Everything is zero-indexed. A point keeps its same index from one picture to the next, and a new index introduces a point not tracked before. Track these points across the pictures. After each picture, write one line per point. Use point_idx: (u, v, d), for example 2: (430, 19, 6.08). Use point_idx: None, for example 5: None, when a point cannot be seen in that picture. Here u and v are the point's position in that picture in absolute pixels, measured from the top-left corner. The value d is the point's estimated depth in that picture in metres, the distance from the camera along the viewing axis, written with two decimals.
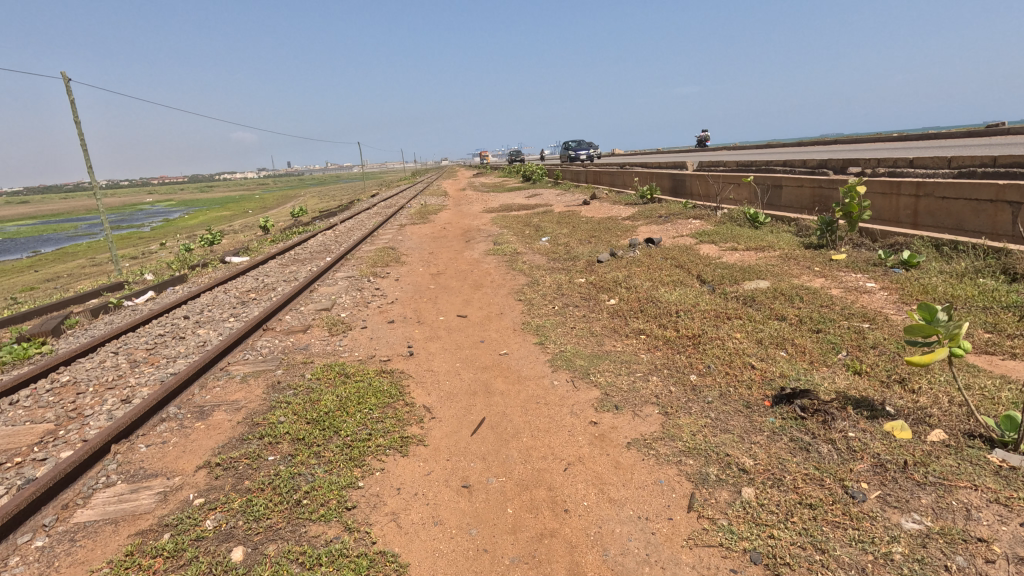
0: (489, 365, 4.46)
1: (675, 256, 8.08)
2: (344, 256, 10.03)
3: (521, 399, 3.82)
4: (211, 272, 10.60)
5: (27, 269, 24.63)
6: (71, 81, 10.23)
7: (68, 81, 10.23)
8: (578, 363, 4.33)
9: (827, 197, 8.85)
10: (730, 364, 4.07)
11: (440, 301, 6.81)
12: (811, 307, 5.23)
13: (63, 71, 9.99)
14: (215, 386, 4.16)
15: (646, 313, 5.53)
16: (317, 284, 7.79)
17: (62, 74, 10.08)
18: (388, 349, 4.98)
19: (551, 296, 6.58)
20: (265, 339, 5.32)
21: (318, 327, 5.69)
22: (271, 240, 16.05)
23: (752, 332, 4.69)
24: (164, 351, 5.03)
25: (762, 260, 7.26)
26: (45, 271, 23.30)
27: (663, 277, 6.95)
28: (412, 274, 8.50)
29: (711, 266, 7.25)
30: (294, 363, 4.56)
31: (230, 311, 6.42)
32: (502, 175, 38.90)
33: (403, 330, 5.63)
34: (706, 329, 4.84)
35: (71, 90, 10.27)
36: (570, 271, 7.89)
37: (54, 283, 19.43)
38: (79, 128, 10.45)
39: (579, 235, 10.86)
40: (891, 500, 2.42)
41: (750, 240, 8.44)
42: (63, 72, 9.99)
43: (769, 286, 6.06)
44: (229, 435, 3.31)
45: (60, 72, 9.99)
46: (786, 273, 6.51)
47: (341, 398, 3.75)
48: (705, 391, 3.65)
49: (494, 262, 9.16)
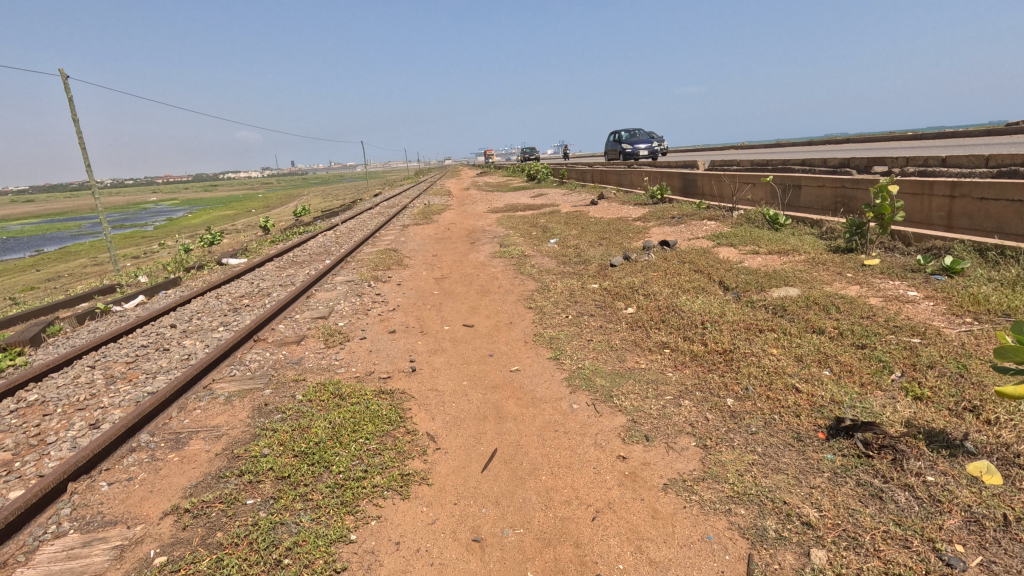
0: (500, 385, 4.02)
1: (693, 260, 7.62)
2: (344, 258, 9.61)
3: (537, 425, 3.39)
4: (206, 274, 10.19)
5: (28, 267, 24.33)
6: (67, 78, 10.41)
7: (65, 78, 10.40)
8: (599, 383, 3.89)
9: (852, 198, 8.38)
10: (772, 385, 3.63)
11: (444, 308, 6.38)
12: (850, 318, 4.78)
13: (59, 69, 10.16)
14: (195, 408, 3.75)
15: (670, 325, 5.09)
16: (314, 289, 7.39)
17: (61, 72, 9.73)
18: (388, 364, 4.55)
19: (564, 303, 6.14)
20: (255, 351, 4.91)
21: (313, 338, 5.26)
22: (271, 241, 15.66)
23: (790, 347, 4.25)
24: (144, 365, 4.61)
25: (787, 265, 6.82)
26: (45, 270, 22.96)
27: (683, 283, 6.51)
28: (415, 278, 8.10)
29: (734, 272, 6.78)
30: (285, 380, 4.14)
31: (220, 319, 6.01)
32: (510, 173, 38.00)
33: (405, 341, 5.21)
34: (738, 343, 4.39)
35: (68, 86, 10.41)
36: (582, 276, 7.44)
37: (53, 283, 19.10)
38: (75, 124, 10.60)
39: (589, 237, 10.43)
40: (997, 569, 1.97)
41: (771, 243, 8.00)
42: (58, 69, 10.17)
43: (800, 294, 5.60)
44: (205, 471, 2.89)
45: (57, 70, 10.18)
46: (816, 279, 6.05)
47: (334, 425, 3.33)
48: (747, 420, 3.21)
49: (501, 265, 8.76)
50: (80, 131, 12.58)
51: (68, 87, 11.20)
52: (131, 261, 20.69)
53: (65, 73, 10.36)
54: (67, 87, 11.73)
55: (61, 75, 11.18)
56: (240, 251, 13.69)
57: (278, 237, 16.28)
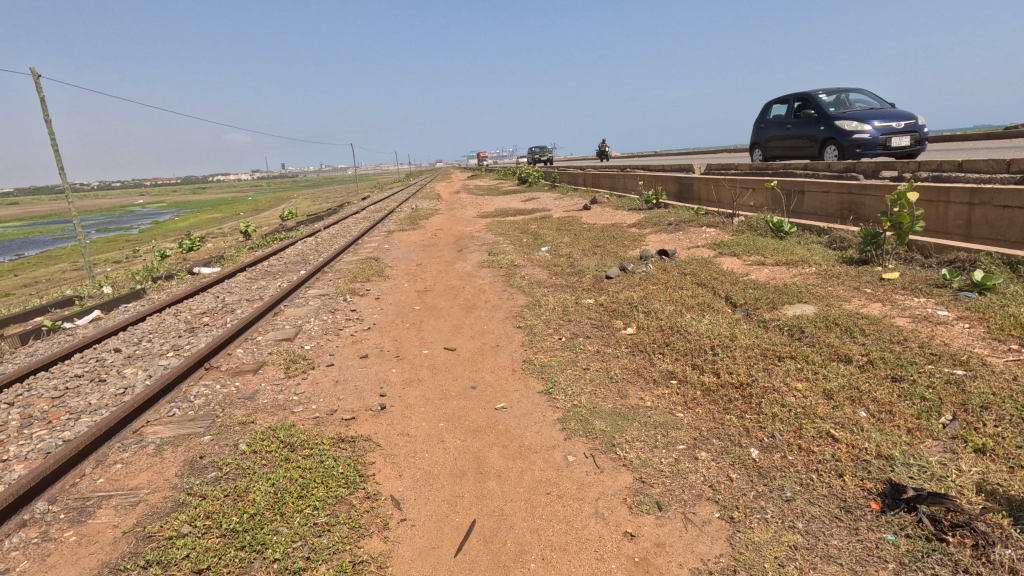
0: (482, 428, 3.44)
1: (694, 272, 7.08)
2: (321, 269, 8.96)
3: (526, 487, 2.80)
4: (173, 285, 9.49)
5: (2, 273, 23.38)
6: (36, 74, 9.86)
7: (33, 75, 9.84)
8: (599, 427, 3.31)
9: (862, 205, 7.90)
10: (803, 432, 3.07)
11: (425, 327, 5.79)
12: (879, 344, 4.23)
13: (28, 67, 9.59)
14: (115, 462, 3.12)
15: (677, 352, 4.51)
16: (284, 305, 6.76)
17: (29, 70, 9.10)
18: (355, 399, 3.96)
19: (557, 322, 5.57)
20: (203, 384, 4.27)
21: (273, 366, 4.65)
22: (251, 247, 15.00)
23: (817, 381, 3.69)
24: (70, 402, 3.97)
25: (797, 278, 6.29)
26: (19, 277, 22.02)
27: (686, 298, 5.96)
28: (396, 291, 7.51)
29: (741, 286, 6.23)
30: (230, 422, 3.52)
31: (172, 341, 5.36)
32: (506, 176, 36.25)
33: (377, 368, 4.61)
34: (757, 374, 3.84)
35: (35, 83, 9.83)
36: (576, 290, 6.85)
37: (26, 289, 18.25)
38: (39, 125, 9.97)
39: (583, 246, 9.88)
40: None
41: (777, 253, 7.49)
42: (27, 68, 9.59)
43: (816, 313, 5.06)
44: (104, 559, 2.28)
45: (26, 68, 9.60)
46: (831, 296, 5.52)
47: (276, 489, 2.72)
48: (780, 481, 2.65)
49: (489, 276, 8.17)
50: (50, 131, 11.92)
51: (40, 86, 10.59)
52: (110, 266, 20.03)
53: (35, 72, 9.83)
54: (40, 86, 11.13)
55: (34, 74, 10.63)
56: (218, 258, 13.03)
57: (258, 244, 15.60)
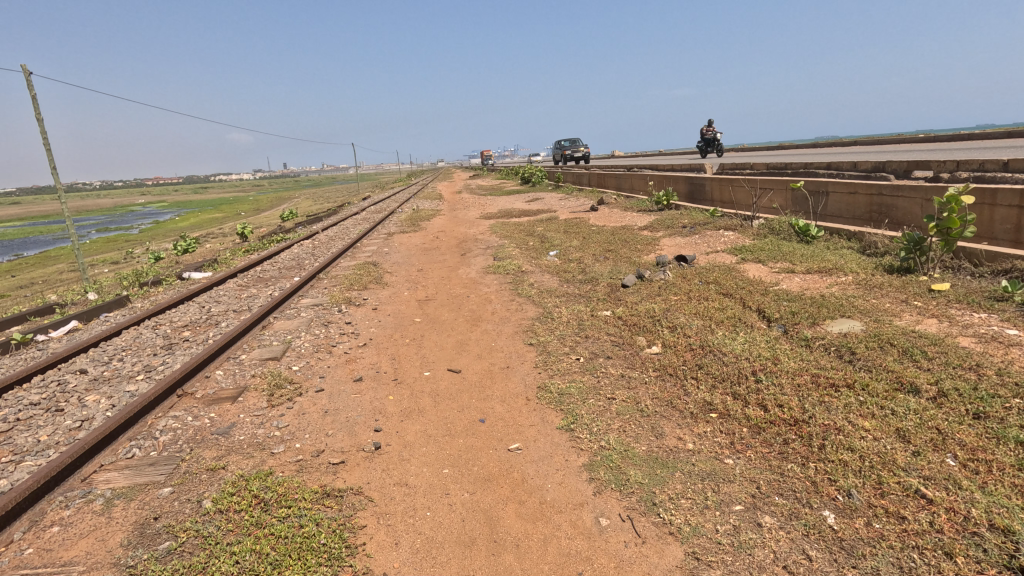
0: (495, 478, 2.90)
1: (718, 281, 6.54)
2: (316, 275, 8.41)
3: (550, 567, 2.25)
4: (160, 292, 8.96)
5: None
6: (33, 73, 9.60)
7: (31, 73, 9.58)
8: (635, 479, 2.78)
9: (894, 207, 7.39)
10: (886, 491, 2.52)
11: (425, 344, 5.25)
12: (948, 370, 3.67)
13: (25, 64, 9.33)
14: (52, 524, 2.58)
15: (714, 378, 3.97)
16: (273, 317, 6.21)
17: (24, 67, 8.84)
18: (346, 436, 3.43)
19: (573, 339, 5.02)
20: (173, 415, 3.73)
21: (255, 392, 4.11)
22: (246, 249, 14.45)
23: (888, 419, 3.13)
24: (17, 439, 3.45)
25: (833, 289, 5.74)
26: (21, 276, 21.66)
27: (714, 311, 5.40)
28: (395, 300, 6.98)
29: (773, 298, 5.68)
30: (195, 468, 2.99)
31: (147, 360, 4.83)
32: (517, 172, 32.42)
33: (372, 396, 4.07)
34: (814, 410, 3.29)
35: (33, 82, 9.56)
36: (591, 301, 6.30)
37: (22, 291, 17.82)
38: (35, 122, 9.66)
39: (593, 249, 9.33)
40: None
41: (806, 259, 6.95)
42: (24, 65, 9.33)
43: (865, 332, 4.51)
44: None
45: (23, 65, 9.33)
46: (877, 311, 4.96)
47: (238, 572, 2.17)
48: (872, 563, 2.11)
49: (495, 283, 7.64)
50: (40, 129, 11.45)
51: (29, 82, 10.11)
52: (105, 268, 19.52)
53: (30, 69, 9.54)
54: (31, 82, 10.67)
55: (25, 70, 10.18)
56: (211, 262, 12.48)
57: (254, 246, 15.14)
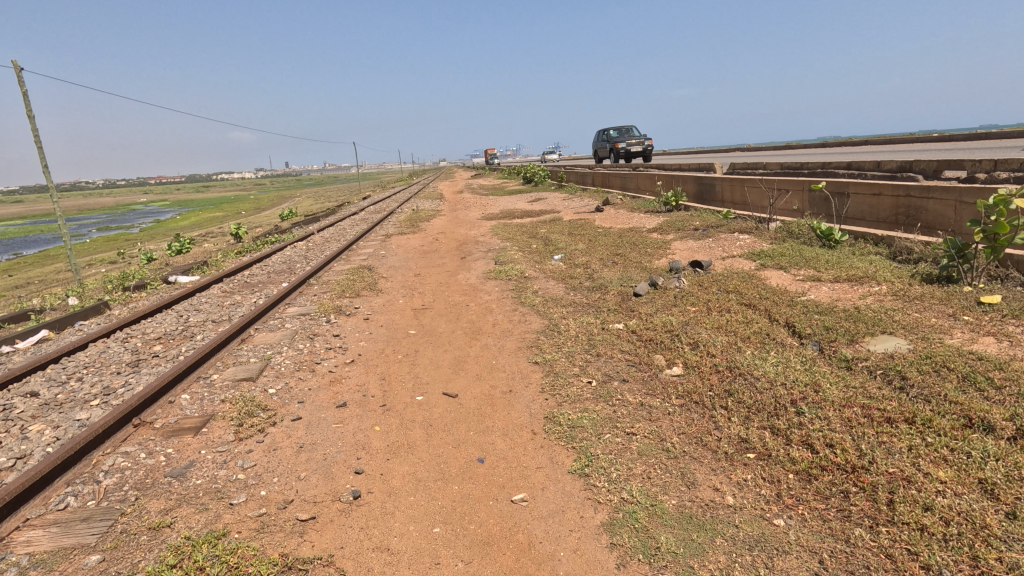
0: (496, 543, 2.39)
1: (739, 290, 6.02)
2: (306, 281, 7.93)
3: None
4: (142, 297, 8.47)
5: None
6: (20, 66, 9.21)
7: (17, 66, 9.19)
8: (667, 547, 2.27)
9: (925, 210, 6.87)
10: (985, 571, 2.01)
11: (420, 361, 4.75)
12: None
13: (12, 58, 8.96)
14: None
15: (748, 409, 3.45)
16: (255, 329, 5.70)
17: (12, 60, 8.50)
18: (321, 482, 2.92)
19: (583, 358, 4.50)
20: (126, 450, 3.24)
21: (224, 420, 3.62)
22: (240, 250, 14.02)
23: (967, 467, 2.60)
24: None
25: (867, 301, 5.22)
26: (17, 275, 21.30)
27: (739, 326, 4.88)
28: (389, 309, 6.49)
29: (802, 310, 5.16)
30: (135, 526, 2.49)
31: (109, 380, 4.33)
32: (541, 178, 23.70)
33: (356, 427, 3.57)
34: (872, 452, 2.78)
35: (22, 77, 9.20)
36: (600, 312, 5.78)
37: (17, 290, 17.44)
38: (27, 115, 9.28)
39: (600, 253, 8.82)
40: None
41: (832, 266, 6.43)
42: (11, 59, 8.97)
43: (915, 352, 3.99)
44: None
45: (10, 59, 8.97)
46: (922, 327, 4.44)
47: None
48: None
49: (496, 290, 7.15)
50: (30, 126, 11.04)
51: (17, 78, 9.69)
52: (99, 268, 19.07)
53: (17, 63, 9.16)
54: (18, 76, 10.23)
55: (14, 65, 9.80)
56: (201, 264, 11.99)
57: (249, 246, 14.68)
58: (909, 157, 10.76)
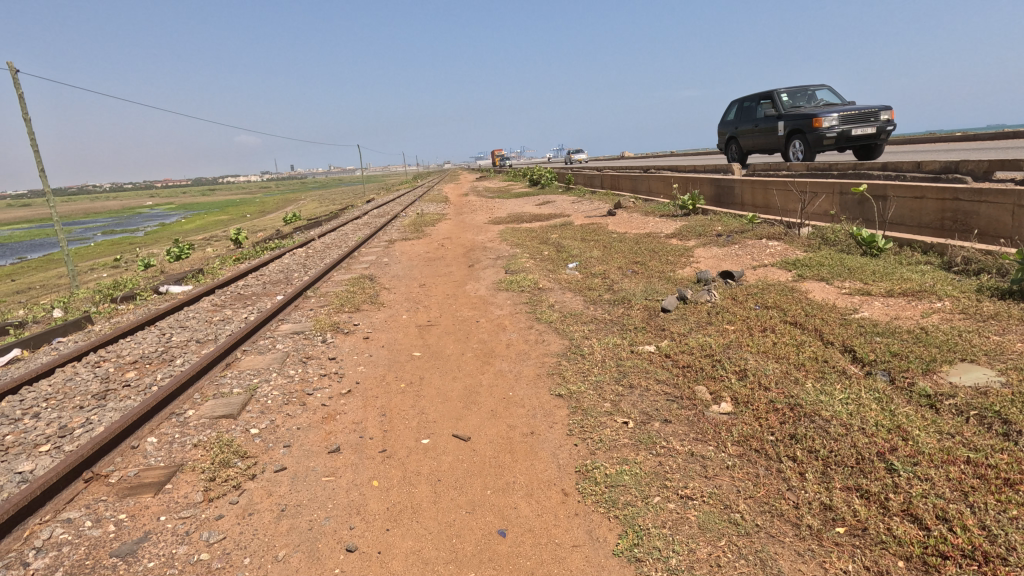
0: None
1: (781, 305, 5.39)
2: (303, 293, 7.35)
3: None
4: (129, 310, 7.92)
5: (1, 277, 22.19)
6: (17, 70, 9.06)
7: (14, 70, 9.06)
8: None
9: (977, 215, 6.26)
10: None
11: (425, 391, 4.16)
12: None
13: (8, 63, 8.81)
14: None
15: (824, 463, 2.83)
16: (241, 351, 5.10)
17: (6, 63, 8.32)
18: (301, 568, 2.32)
19: (614, 390, 3.89)
20: (69, 517, 2.67)
21: (193, 472, 3.05)
22: (239, 256, 13.54)
23: None
24: None
25: (933, 321, 4.58)
26: (22, 279, 21.00)
27: (792, 351, 4.24)
28: (392, 325, 5.91)
29: (859, 331, 4.53)
30: None
31: (68, 417, 3.76)
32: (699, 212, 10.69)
33: (348, 483, 2.97)
34: (1006, 534, 2.16)
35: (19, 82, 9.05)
36: (627, 332, 5.16)
37: (19, 296, 17.15)
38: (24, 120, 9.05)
39: (618, 262, 8.21)
40: None
41: (881, 278, 5.79)
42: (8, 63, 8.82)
43: (1013, 387, 3.35)
44: None
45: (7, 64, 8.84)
46: (1011, 355, 3.79)
47: None
48: None
49: (508, 304, 6.55)
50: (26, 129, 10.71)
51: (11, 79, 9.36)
52: (98, 274, 18.68)
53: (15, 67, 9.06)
54: (12, 77, 9.84)
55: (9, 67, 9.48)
56: (196, 272, 11.46)
57: (249, 252, 14.20)
58: (944, 156, 10.09)
